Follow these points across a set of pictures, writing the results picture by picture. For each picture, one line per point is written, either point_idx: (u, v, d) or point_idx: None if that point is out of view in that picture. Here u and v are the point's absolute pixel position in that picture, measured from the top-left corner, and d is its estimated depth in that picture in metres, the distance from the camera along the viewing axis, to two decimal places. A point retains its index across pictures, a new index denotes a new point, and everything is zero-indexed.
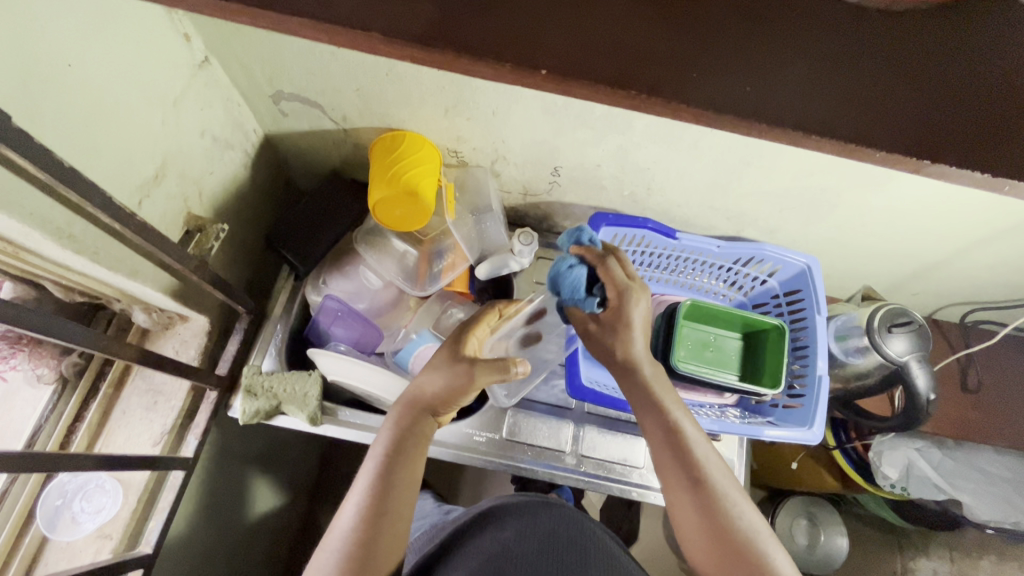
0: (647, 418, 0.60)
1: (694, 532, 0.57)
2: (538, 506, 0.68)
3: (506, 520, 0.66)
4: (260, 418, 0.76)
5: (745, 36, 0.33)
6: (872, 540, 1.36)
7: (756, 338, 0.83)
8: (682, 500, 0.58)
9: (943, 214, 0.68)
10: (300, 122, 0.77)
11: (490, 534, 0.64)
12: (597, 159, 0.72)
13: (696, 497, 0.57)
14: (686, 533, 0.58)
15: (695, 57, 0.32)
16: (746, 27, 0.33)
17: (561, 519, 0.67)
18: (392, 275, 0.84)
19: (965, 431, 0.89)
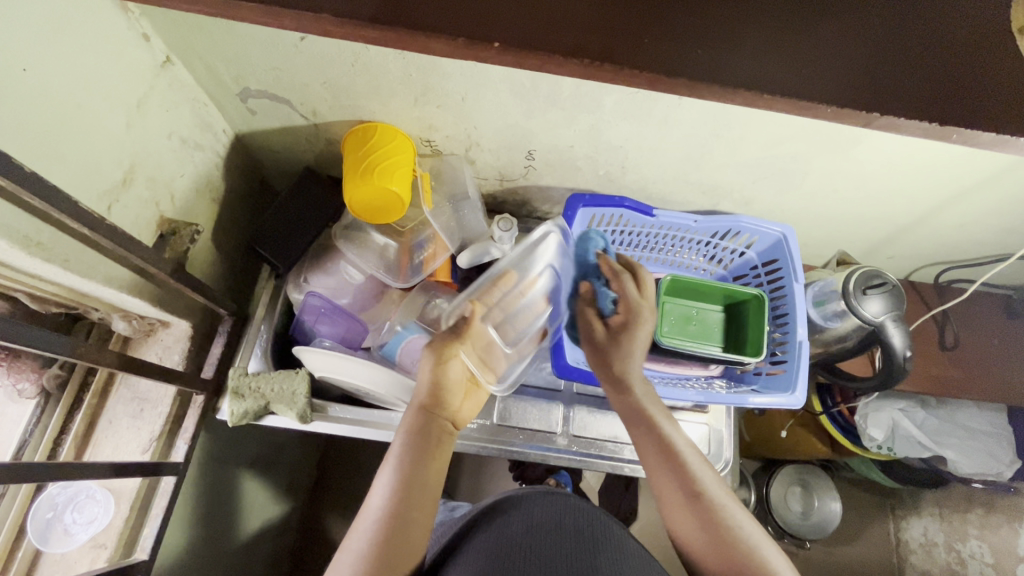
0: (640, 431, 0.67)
1: (697, 535, 0.61)
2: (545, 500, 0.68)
3: (511, 514, 0.66)
4: (249, 419, 0.76)
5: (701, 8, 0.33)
6: None
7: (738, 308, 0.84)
8: (683, 509, 0.62)
9: (909, 177, 0.69)
10: (270, 119, 0.77)
11: (501, 527, 0.64)
12: (570, 140, 0.73)
13: (695, 504, 0.61)
14: (685, 539, 0.62)
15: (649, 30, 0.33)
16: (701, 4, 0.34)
17: (568, 513, 0.67)
18: (374, 268, 0.83)
19: (944, 387, 0.92)
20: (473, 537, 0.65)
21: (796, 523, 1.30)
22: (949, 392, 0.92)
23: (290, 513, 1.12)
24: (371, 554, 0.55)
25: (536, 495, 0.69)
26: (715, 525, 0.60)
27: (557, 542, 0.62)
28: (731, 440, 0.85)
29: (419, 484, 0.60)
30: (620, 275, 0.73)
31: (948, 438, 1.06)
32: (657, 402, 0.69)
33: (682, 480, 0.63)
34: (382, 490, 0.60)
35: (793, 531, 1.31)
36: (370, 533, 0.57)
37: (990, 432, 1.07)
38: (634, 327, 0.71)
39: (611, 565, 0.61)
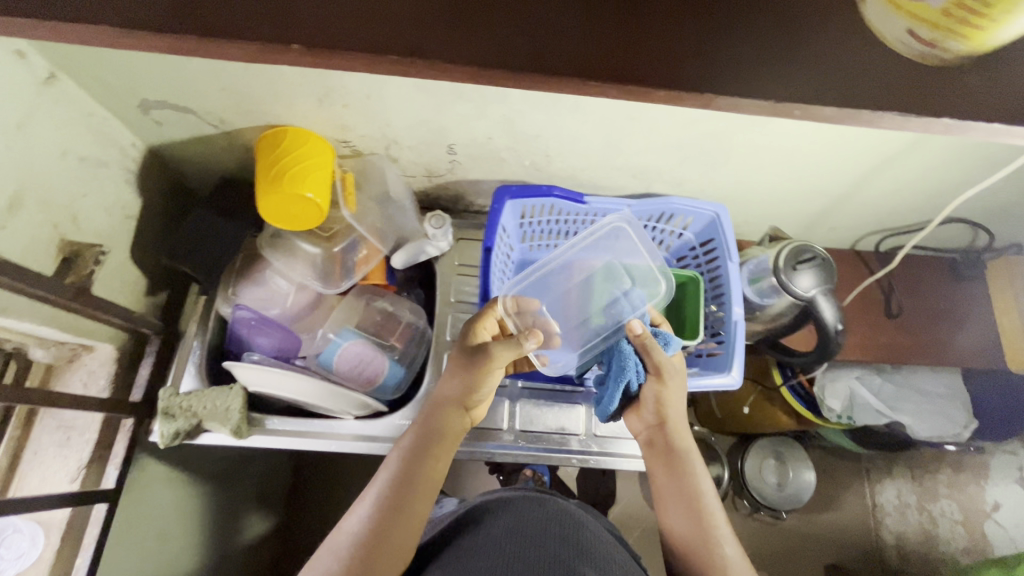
0: (653, 434, 0.74)
1: (683, 527, 0.68)
2: (532, 504, 0.71)
3: (498, 518, 0.69)
4: (181, 439, 0.75)
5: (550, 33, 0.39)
6: None
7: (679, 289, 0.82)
8: (675, 505, 0.69)
9: (831, 147, 0.68)
10: (179, 130, 0.74)
11: (486, 528, 0.67)
12: (486, 132, 0.71)
13: (686, 500, 0.68)
14: (672, 530, 0.69)
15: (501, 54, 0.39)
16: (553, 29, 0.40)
17: (555, 514, 0.70)
18: (304, 276, 0.81)
19: (892, 354, 0.92)
20: (459, 541, 0.67)
21: (771, 495, 1.31)
22: (896, 359, 0.92)
23: (261, 524, 1.12)
24: (367, 532, 0.59)
25: (526, 500, 0.71)
26: (701, 523, 0.66)
27: (539, 545, 0.64)
28: None
29: (410, 499, 0.62)
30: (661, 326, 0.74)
31: (903, 404, 1.06)
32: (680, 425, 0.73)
33: (685, 501, 0.68)
34: (387, 476, 0.64)
35: (771, 504, 1.32)
36: (369, 514, 0.61)
37: (945, 394, 1.07)
38: (665, 377, 0.70)
39: (589, 560, 0.63)
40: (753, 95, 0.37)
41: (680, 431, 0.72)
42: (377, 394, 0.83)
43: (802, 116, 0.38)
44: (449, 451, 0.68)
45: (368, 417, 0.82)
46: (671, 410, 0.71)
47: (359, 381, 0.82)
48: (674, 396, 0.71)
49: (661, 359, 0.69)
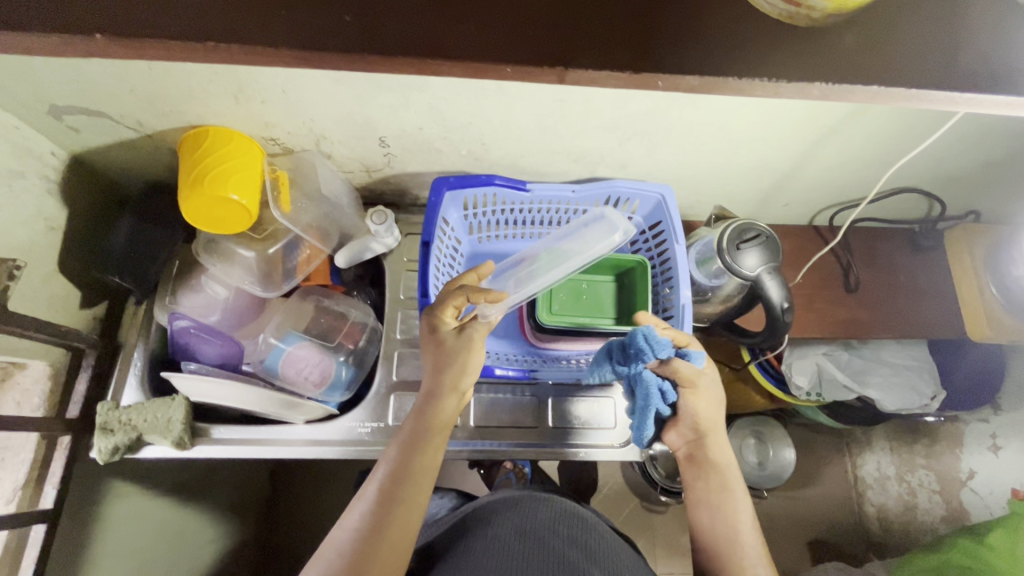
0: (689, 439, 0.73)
1: (709, 528, 0.69)
2: (541, 504, 0.77)
3: (507, 518, 0.74)
4: (121, 454, 0.73)
5: (408, 22, 0.38)
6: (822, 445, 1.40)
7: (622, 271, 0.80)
8: (704, 507, 0.70)
9: (768, 121, 0.66)
10: (98, 135, 0.71)
11: (497, 527, 0.72)
12: (415, 122, 0.68)
13: (716, 504, 0.69)
14: (700, 529, 0.70)
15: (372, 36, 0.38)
16: (432, 8, 0.38)
17: (563, 515, 0.75)
18: (244, 281, 0.79)
19: (853, 329, 0.91)
20: (469, 540, 0.71)
21: (753, 472, 1.30)
22: (856, 334, 0.90)
23: (238, 532, 1.11)
24: (365, 531, 0.58)
25: (532, 500, 0.76)
26: (728, 528, 0.67)
27: (545, 542, 0.70)
28: None
29: (398, 500, 0.60)
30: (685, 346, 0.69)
31: (871, 378, 1.05)
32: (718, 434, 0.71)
33: (721, 512, 0.69)
34: (382, 470, 0.62)
35: (753, 482, 1.30)
36: (366, 512, 0.59)
37: (912, 366, 1.06)
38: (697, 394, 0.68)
39: (590, 560, 0.68)
40: (607, 68, 0.36)
41: (718, 444, 0.70)
42: (325, 398, 0.80)
43: (666, 88, 0.37)
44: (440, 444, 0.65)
45: (318, 421, 0.80)
46: (705, 419, 0.70)
47: (306, 387, 0.79)
48: (706, 406, 0.70)
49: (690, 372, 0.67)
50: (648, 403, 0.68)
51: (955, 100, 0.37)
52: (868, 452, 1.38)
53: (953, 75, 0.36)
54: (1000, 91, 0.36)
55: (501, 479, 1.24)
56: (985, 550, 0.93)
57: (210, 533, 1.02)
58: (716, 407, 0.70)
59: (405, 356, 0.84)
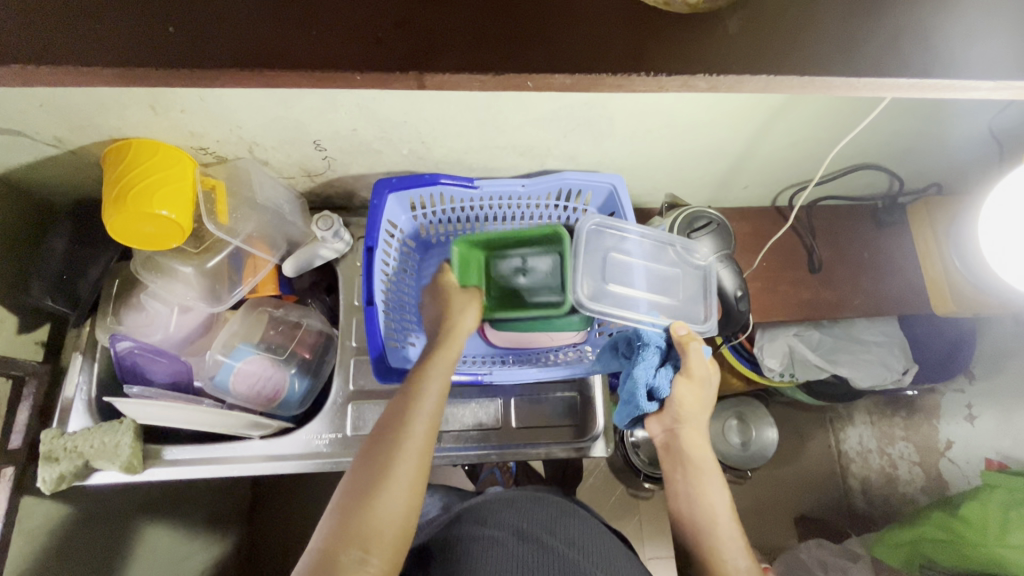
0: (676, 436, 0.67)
1: (693, 537, 0.64)
2: (533, 503, 0.74)
3: (502, 516, 0.71)
4: (67, 481, 0.71)
5: (308, 43, 0.39)
6: (803, 422, 1.40)
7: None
8: (690, 514, 0.65)
9: (713, 105, 0.63)
10: (17, 154, 0.67)
11: (490, 524, 0.70)
12: (347, 123, 0.65)
13: (705, 511, 0.64)
14: (686, 539, 0.65)
15: (275, 52, 0.39)
16: (343, 18, 0.40)
17: (556, 512, 0.73)
18: (186, 297, 0.77)
19: (818, 310, 0.90)
20: (463, 544, 0.67)
21: (735, 455, 1.26)
22: (821, 314, 0.89)
23: (221, 543, 1.09)
24: (359, 497, 0.54)
25: (528, 500, 0.74)
26: (717, 538, 0.63)
27: (546, 544, 0.67)
28: (602, 411, 0.82)
29: (399, 446, 0.58)
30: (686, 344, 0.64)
31: (843, 356, 1.04)
32: (700, 430, 0.67)
33: (703, 511, 0.64)
34: (374, 440, 0.59)
35: (735, 465, 1.26)
36: (359, 480, 0.56)
37: (883, 342, 1.05)
38: (692, 386, 0.64)
39: (589, 559, 0.67)
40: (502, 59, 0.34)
41: (698, 437, 0.66)
42: (278, 410, 0.80)
43: (535, 87, 0.40)
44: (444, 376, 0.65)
45: (273, 434, 0.78)
46: (689, 410, 0.66)
47: (260, 402, 0.78)
48: (695, 396, 0.65)
49: (695, 359, 0.64)
50: (639, 391, 0.64)
51: (855, 84, 0.39)
52: (849, 426, 1.37)
53: (849, 62, 0.39)
54: (888, 75, 0.39)
55: (485, 474, 1.23)
56: (958, 522, 0.91)
57: (192, 546, 1.00)
58: (701, 398, 0.66)
59: (362, 364, 0.82)
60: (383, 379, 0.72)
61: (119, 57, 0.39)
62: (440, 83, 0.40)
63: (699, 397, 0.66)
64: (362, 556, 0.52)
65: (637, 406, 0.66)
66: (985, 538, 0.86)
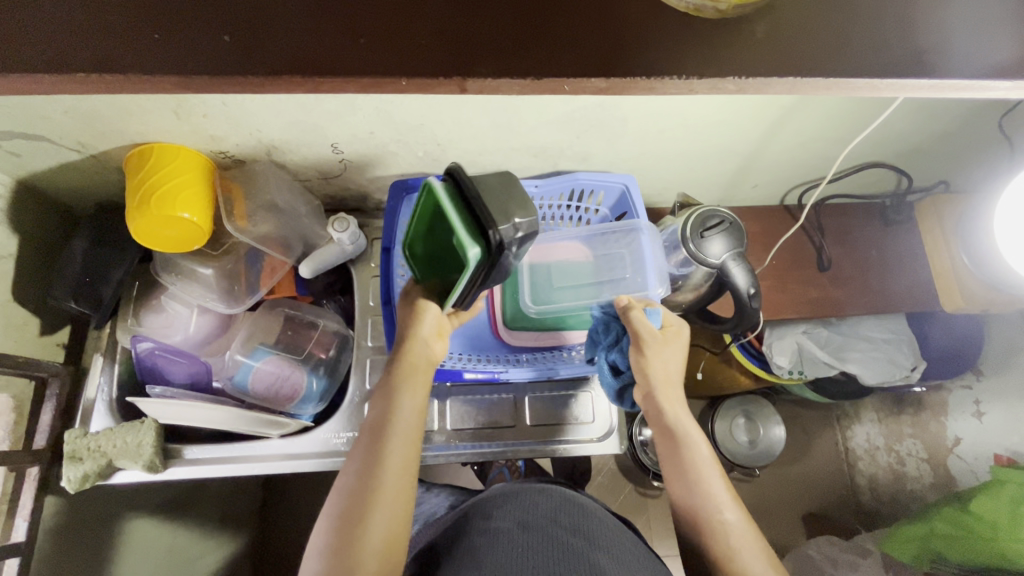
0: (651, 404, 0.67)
1: (683, 502, 0.63)
2: (536, 495, 0.76)
3: (503, 508, 0.73)
4: (91, 481, 0.72)
5: (341, 51, 0.41)
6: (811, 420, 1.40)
7: (485, 215, 0.48)
8: (676, 479, 0.64)
9: (726, 106, 0.64)
10: (40, 159, 0.68)
11: (493, 517, 0.71)
12: (365, 127, 0.66)
13: (690, 473, 0.63)
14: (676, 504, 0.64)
15: (311, 61, 0.40)
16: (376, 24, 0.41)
17: (561, 504, 0.74)
18: (205, 298, 0.79)
19: (827, 307, 0.90)
20: (468, 536, 0.69)
21: (744, 453, 1.26)
22: (830, 312, 0.90)
23: (235, 543, 1.10)
24: (344, 522, 0.53)
25: (531, 492, 0.76)
26: (703, 499, 0.62)
27: (547, 533, 0.68)
28: (614, 408, 0.83)
29: (381, 465, 0.56)
30: (628, 312, 0.68)
31: (850, 353, 1.05)
32: (673, 391, 0.66)
33: (684, 471, 0.63)
34: (356, 460, 0.57)
35: (744, 463, 1.26)
36: (341, 505, 0.55)
37: (891, 339, 1.06)
38: (647, 348, 0.66)
39: (594, 544, 0.67)
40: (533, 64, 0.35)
41: (673, 398, 0.66)
42: (298, 410, 0.80)
43: (572, 91, 0.41)
44: (420, 385, 0.62)
45: (292, 434, 0.79)
46: (658, 373, 0.66)
47: (277, 400, 0.79)
48: (658, 359, 0.66)
49: (638, 323, 0.67)
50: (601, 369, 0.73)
51: (876, 85, 0.41)
52: (857, 424, 1.38)
53: (868, 64, 0.40)
54: (910, 77, 0.40)
55: (495, 473, 1.24)
56: (970, 518, 0.92)
57: (207, 546, 1.01)
58: (664, 361, 0.66)
59: (377, 363, 0.83)
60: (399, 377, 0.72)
61: (162, 65, 0.40)
62: (483, 88, 0.41)
63: (664, 361, 0.67)
64: None
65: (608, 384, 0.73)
66: (997, 533, 0.87)
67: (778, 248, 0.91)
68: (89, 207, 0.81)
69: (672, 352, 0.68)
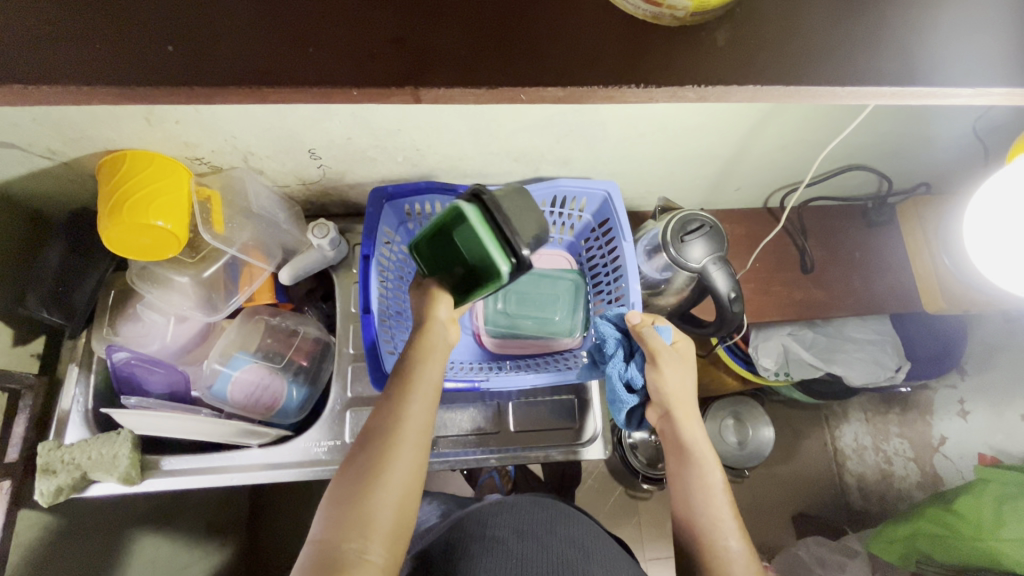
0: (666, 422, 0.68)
1: (688, 522, 0.64)
2: (533, 507, 0.74)
3: (502, 517, 0.72)
4: (65, 494, 0.70)
5: (304, 58, 0.40)
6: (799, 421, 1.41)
7: (511, 233, 0.51)
8: (684, 498, 0.65)
9: (704, 110, 0.64)
10: (11, 167, 0.67)
11: (491, 526, 0.70)
12: (342, 132, 0.66)
13: (702, 495, 0.64)
14: (682, 523, 0.65)
15: (269, 70, 0.40)
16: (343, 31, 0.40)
17: (558, 517, 0.73)
18: (183, 307, 0.77)
19: (810, 310, 0.91)
20: (465, 543, 0.68)
21: (732, 455, 1.26)
22: (813, 314, 0.90)
23: (221, 552, 1.09)
24: (361, 484, 0.53)
25: (529, 503, 0.74)
26: (709, 522, 0.63)
27: (545, 544, 0.68)
28: (599, 414, 0.83)
29: (400, 433, 0.56)
30: (643, 332, 0.67)
31: (835, 355, 1.05)
32: (690, 413, 0.67)
33: (696, 494, 0.65)
34: (374, 428, 0.57)
35: (732, 464, 1.27)
36: (359, 468, 0.54)
37: (875, 340, 1.06)
38: (663, 368, 0.66)
39: (590, 560, 0.67)
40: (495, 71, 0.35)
41: (688, 418, 0.66)
42: (277, 419, 0.80)
43: (528, 100, 0.41)
44: (439, 361, 0.63)
45: (271, 443, 0.78)
46: (675, 395, 0.66)
47: (255, 409, 0.78)
48: (674, 378, 0.66)
49: (653, 342, 0.66)
50: (614, 386, 0.69)
51: (838, 92, 0.40)
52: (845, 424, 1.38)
53: (830, 70, 0.40)
54: (867, 84, 0.40)
55: (483, 479, 1.23)
56: (952, 518, 0.92)
57: (191, 556, 1.00)
58: (685, 380, 0.67)
59: (359, 370, 0.82)
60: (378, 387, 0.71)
61: (123, 77, 0.40)
62: (437, 98, 0.41)
63: (678, 379, 0.66)
64: (362, 546, 0.51)
65: (620, 402, 0.69)
66: (978, 532, 0.87)
67: (761, 250, 0.91)
68: (63, 214, 0.79)
69: (691, 375, 0.68)
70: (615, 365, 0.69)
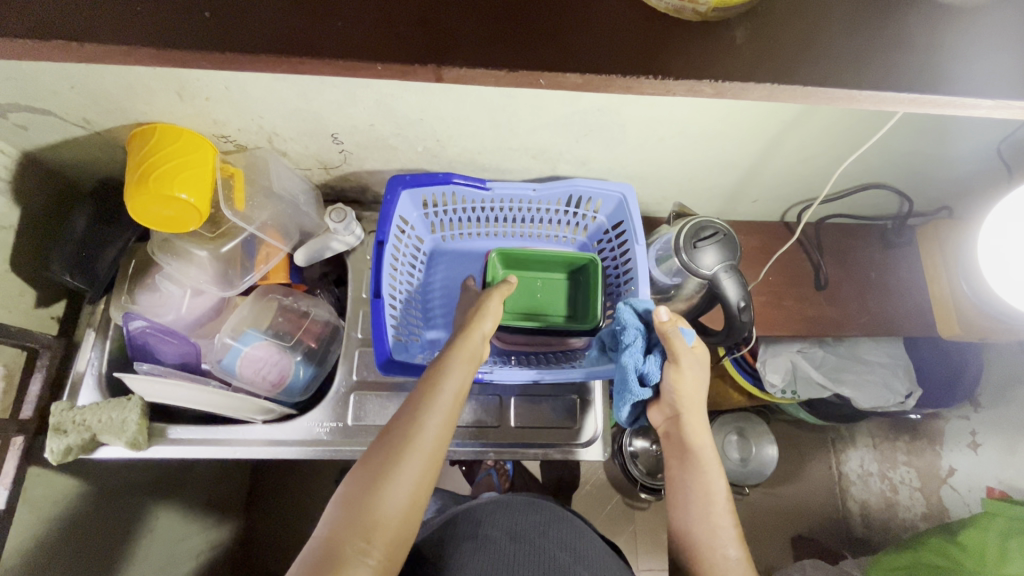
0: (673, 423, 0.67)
1: (686, 527, 0.64)
2: (528, 507, 0.75)
3: (496, 514, 0.72)
4: (74, 453, 0.72)
5: (331, 32, 0.41)
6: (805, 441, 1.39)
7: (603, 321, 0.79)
8: (682, 503, 0.65)
9: (725, 117, 0.64)
10: (46, 133, 0.69)
11: (485, 525, 0.70)
12: (365, 118, 0.67)
13: (703, 504, 0.64)
14: (678, 527, 0.65)
15: (296, 41, 0.41)
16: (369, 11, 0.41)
17: (552, 519, 0.74)
18: (200, 280, 0.79)
19: (822, 327, 0.90)
20: (457, 542, 0.69)
21: (733, 470, 1.25)
22: (824, 331, 0.89)
23: (218, 527, 1.10)
24: (373, 486, 0.53)
25: (523, 503, 0.74)
26: (709, 530, 0.63)
27: (536, 547, 0.68)
28: (599, 415, 0.83)
29: (418, 438, 0.56)
30: (672, 330, 0.62)
31: (844, 375, 1.04)
32: (696, 417, 0.66)
33: (697, 500, 0.64)
34: (393, 429, 0.57)
35: (732, 480, 1.25)
36: (373, 468, 0.54)
37: (886, 363, 1.05)
38: (682, 371, 0.64)
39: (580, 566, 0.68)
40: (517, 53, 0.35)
41: (694, 422, 0.66)
42: (282, 397, 0.81)
43: (547, 85, 0.41)
44: (466, 370, 0.62)
45: (275, 421, 0.80)
46: (686, 398, 0.65)
47: (262, 385, 0.79)
48: (687, 382, 0.65)
49: (678, 343, 0.62)
50: (628, 377, 0.66)
51: (855, 96, 0.40)
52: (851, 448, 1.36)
53: (850, 73, 0.40)
54: (888, 89, 0.39)
55: (481, 476, 1.23)
56: (956, 549, 0.90)
57: (189, 527, 1.01)
58: (698, 383, 0.66)
59: (365, 356, 0.83)
60: (384, 371, 0.72)
61: (157, 45, 0.41)
62: (458, 77, 0.41)
63: (693, 383, 0.65)
64: (364, 547, 0.51)
65: (630, 393, 0.67)
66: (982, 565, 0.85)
67: (774, 264, 0.90)
68: (91, 182, 0.82)
69: (704, 375, 0.67)
70: (634, 356, 0.66)
